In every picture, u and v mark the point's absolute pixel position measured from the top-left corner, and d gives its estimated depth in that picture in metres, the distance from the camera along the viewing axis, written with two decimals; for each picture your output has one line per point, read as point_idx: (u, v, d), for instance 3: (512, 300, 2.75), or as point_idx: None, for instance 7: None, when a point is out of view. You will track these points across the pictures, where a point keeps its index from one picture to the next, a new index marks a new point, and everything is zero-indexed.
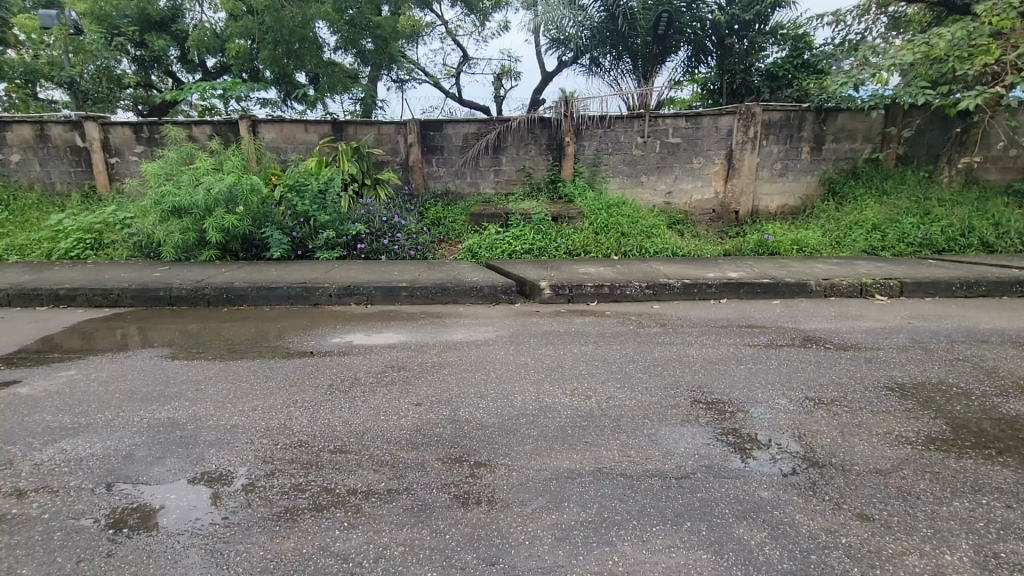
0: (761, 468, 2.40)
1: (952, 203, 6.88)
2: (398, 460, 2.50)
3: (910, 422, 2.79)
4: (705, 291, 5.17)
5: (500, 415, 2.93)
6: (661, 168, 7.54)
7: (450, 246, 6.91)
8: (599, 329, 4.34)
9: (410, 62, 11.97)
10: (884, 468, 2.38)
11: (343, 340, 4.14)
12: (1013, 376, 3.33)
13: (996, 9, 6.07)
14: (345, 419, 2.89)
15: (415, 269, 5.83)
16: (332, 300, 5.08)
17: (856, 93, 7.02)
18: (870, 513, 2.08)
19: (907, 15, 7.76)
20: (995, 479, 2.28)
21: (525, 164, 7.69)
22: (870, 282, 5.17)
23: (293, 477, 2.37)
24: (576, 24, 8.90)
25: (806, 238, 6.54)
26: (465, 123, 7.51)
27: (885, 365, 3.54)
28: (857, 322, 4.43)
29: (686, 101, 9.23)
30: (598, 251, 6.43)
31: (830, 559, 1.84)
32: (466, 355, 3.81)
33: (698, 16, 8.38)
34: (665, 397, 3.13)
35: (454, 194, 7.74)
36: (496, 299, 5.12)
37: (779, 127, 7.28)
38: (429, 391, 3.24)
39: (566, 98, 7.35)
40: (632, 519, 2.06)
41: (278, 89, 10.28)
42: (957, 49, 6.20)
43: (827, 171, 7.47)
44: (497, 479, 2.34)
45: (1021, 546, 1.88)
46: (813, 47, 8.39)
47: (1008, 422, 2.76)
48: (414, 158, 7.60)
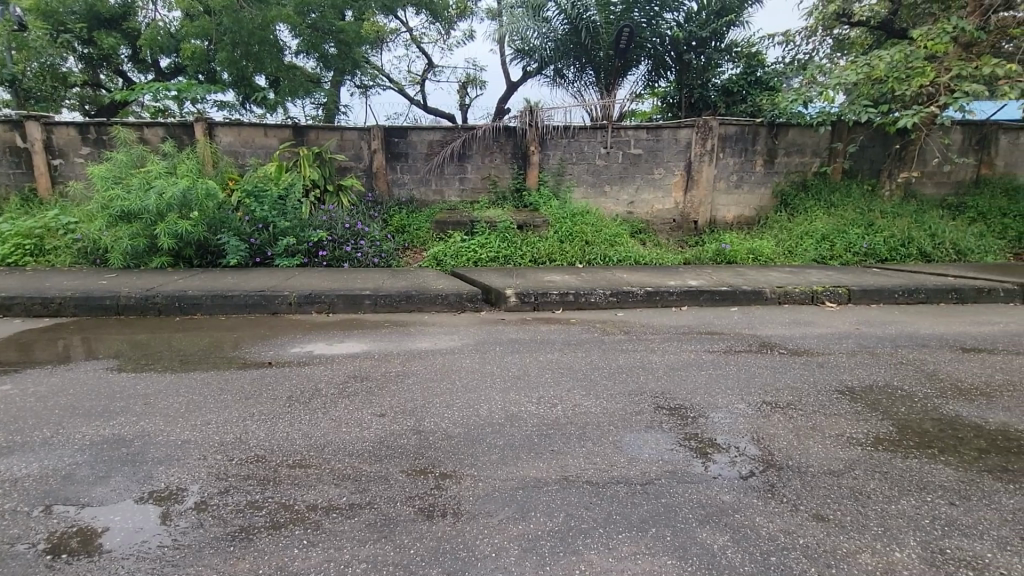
0: (722, 472, 2.46)
1: (893, 215, 7.29)
2: (361, 473, 2.44)
3: (860, 424, 2.92)
4: (666, 298, 5.29)
5: (466, 424, 2.91)
6: (623, 178, 7.69)
7: (415, 254, 6.84)
8: (565, 337, 4.37)
9: (374, 68, 11.86)
10: (837, 469, 2.48)
11: (304, 349, 4.03)
12: (952, 379, 3.53)
13: (930, 35, 6.53)
14: (305, 432, 2.81)
15: (378, 277, 5.73)
16: (292, 308, 4.94)
17: (805, 109, 7.42)
18: (824, 513, 2.16)
19: (851, 38, 8.24)
20: (938, 477, 2.41)
21: (490, 173, 7.71)
22: (821, 290, 5.41)
23: (249, 494, 2.27)
24: (540, 35, 9.03)
25: (761, 247, 6.80)
26: (430, 130, 7.48)
27: (835, 369, 3.70)
28: (809, 328, 4.62)
29: (647, 114, 9.48)
30: (563, 259, 6.49)
31: (789, 560, 1.90)
32: (432, 364, 3.77)
33: (658, 32, 8.65)
34: (629, 403, 3.18)
35: (419, 201, 7.67)
36: (461, 307, 5.09)
37: (734, 140, 7.57)
38: (394, 401, 3.18)
39: (530, 108, 7.43)
40: (598, 528, 2.07)
41: (236, 92, 10.01)
42: (895, 71, 6.56)
43: (780, 183, 7.79)
44: (463, 490, 2.31)
45: (965, 542, 1.99)
46: (765, 65, 8.79)
47: (948, 422, 2.93)
48: (378, 165, 7.50)
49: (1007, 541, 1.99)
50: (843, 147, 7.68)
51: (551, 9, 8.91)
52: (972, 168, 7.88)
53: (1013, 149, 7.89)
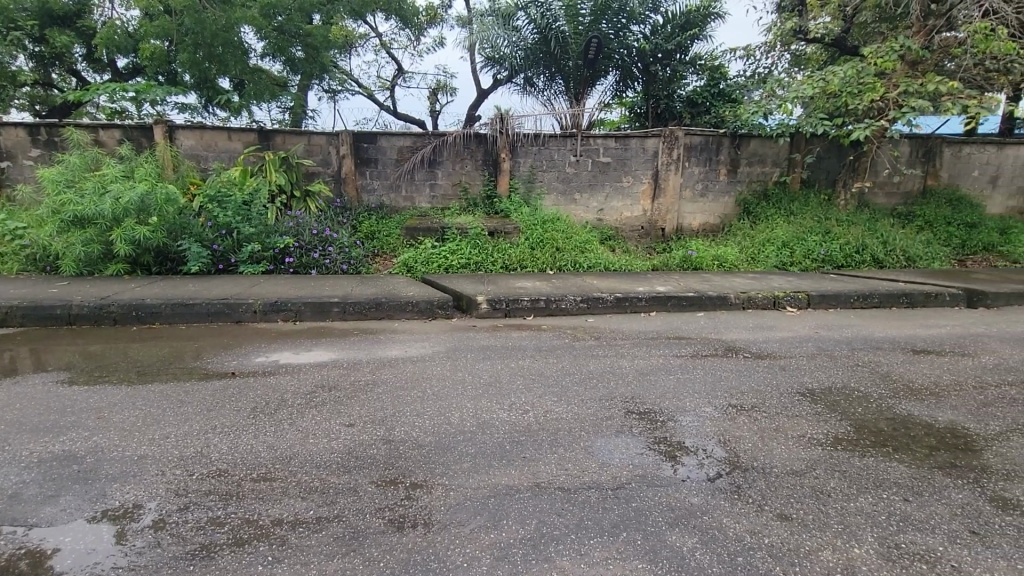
0: (691, 475, 2.50)
1: (848, 223, 7.60)
2: (328, 485, 2.38)
3: (820, 424, 3.03)
4: (636, 304, 5.37)
5: (437, 432, 2.88)
6: (593, 186, 7.80)
7: (384, 260, 6.75)
8: (537, 343, 4.38)
9: (343, 72, 11.70)
10: (799, 469, 2.56)
11: (269, 359, 3.92)
12: (904, 379, 3.70)
13: (880, 52, 6.83)
14: (270, 444, 2.72)
15: (347, 284, 5.63)
16: (257, 317, 4.81)
17: (765, 121, 7.65)
18: (788, 513, 2.22)
19: (806, 54, 8.62)
20: (893, 474, 2.51)
21: (461, 179, 7.70)
22: (782, 295, 5.60)
23: (209, 510, 2.18)
24: (510, 44, 9.11)
25: (725, 254, 6.99)
26: (400, 136, 7.43)
27: (797, 372, 3.83)
28: (772, 332, 4.77)
29: (615, 123, 9.65)
30: (534, 266, 6.53)
31: (755, 560, 1.94)
32: (403, 371, 3.73)
33: (625, 43, 8.85)
34: (600, 409, 3.21)
35: (388, 208, 7.59)
36: (432, 314, 5.04)
37: (699, 150, 7.78)
38: (363, 411, 3.12)
39: (501, 115, 7.47)
40: (570, 534, 2.07)
41: (198, 94, 9.72)
42: (848, 85, 6.89)
43: (743, 192, 8.05)
44: (434, 500, 2.28)
45: (918, 536, 2.08)
46: (727, 77, 9.10)
47: (901, 421, 3.06)
48: (347, 170, 7.40)
49: (957, 534, 2.09)
50: (801, 158, 8.00)
51: (521, 18, 9.01)
52: (920, 179, 8.31)
53: (957, 161, 8.34)
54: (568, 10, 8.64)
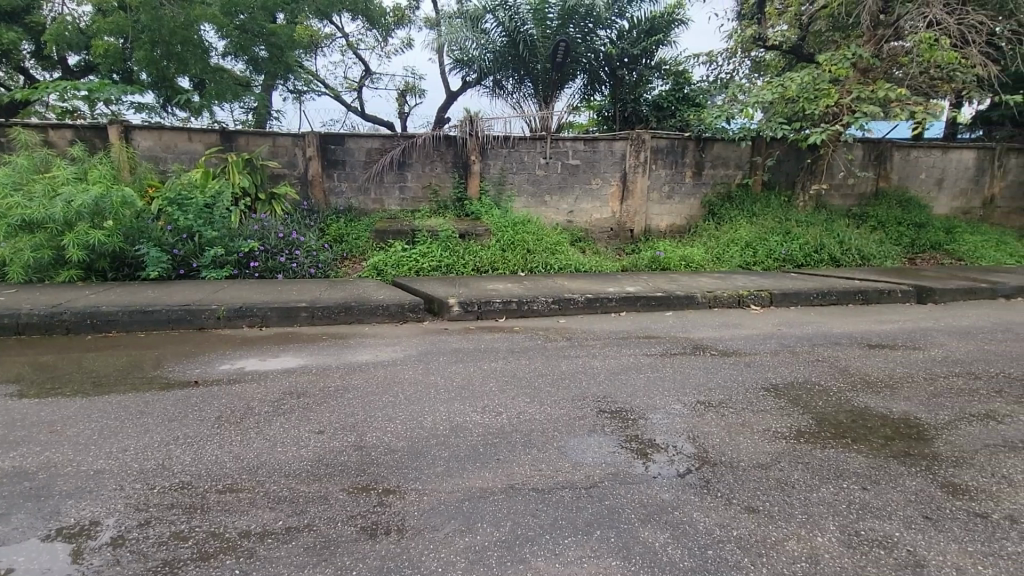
0: (661, 471, 2.55)
1: (807, 223, 7.88)
2: (299, 494, 2.32)
3: (784, 418, 3.13)
4: (606, 304, 5.43)
5: (410, 437, 2.85)
6: (562, 188, 7.87)
7: (353, 263, 6.64)
8: (509, 345, 4.40)
9: (308, 73, 11.48)
10: (765, 462, 2.64)
11: (234, 366, 3.81)
12: (861, 373, 3.87)
13: (833, 60, 7.20)
14: (236, 454, 2.64)
15: (315, 288, 5.52)
16: (221, 323, 4.66)
17: (728, 125, 7.86)
18: (755, 505, 2.29)
19: (766, 60, 8.92)
20: (852, 464, 2.62)
21: (431, 181, 7.65)
22: (746, 294, 5.76)
23: (172, 525, 2.10)
24: (478, 46, 9.12)
25: (692, 255, 7.15)
26: (368, 138, 7.34)
27: (762, 368, 3.94)
28: (737, 330, 4.90)
29: (584, 126, 9.74)
30: (506, 268, 6.54)
31: (724, 552, 1.99)
32: (374, 376, 3.68)
33: (592, 47, 8.97)
34: (573, 408, 3.24)
35: (357, 210, 7.47)
36: (403, 317, 4.99)
37: (665, 153, 7.95)
38: (333, 417, 3.06)
39: (470, 117, 7.46)
40: (545, 534, 2.08)
41: (156, 94, 9.38)
42: (805, 91, 7.19)
43: (708, 194, 8.26)
44: (407, 505, 2.26)
45: (877, 523, 2.17)
46: (691, 82, 9.32)
47: (859, 414, 3.19)
48: (314, 173, 7.26)
49: (912, 519, 2.19)
50: (762, 160, 8.26)
51: (489, 21, 9.04)
52: (872, 181, 8.69)
53: (906, 164, 8.76)
54: (536, 13, 8.72)
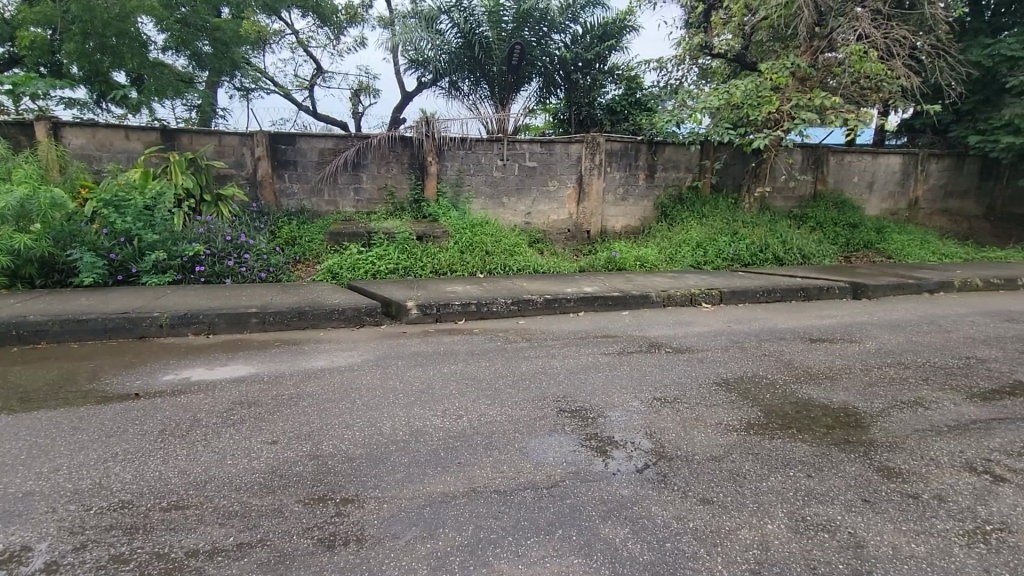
0: (621, 468, 2.60)
1: (753, 224, 8.24)
2: (250, 508, 2.23)
3: (735, 411, 3.26)
4: (565, 305, 5.50)
5: (368, 444, 2.79)
6: (520, 190, 7.91)
7: (307, 267, 6.43)
8: (469, 347, 4.38)
9: (256, 70, 11.07)
10: (718, 455, 2.73)
11: (179, 376, 3.61)
12: (804, 366, 4.08)
13: (774, 69, 7.56)
14: (181, 470, 2.50)
15: (265, 292, 5.32)
16: (163, 331, 4.41)
17: (678, 130, 8.23)
18: (709, 497, 2.36)
19: (712, 68, 9.29)
20: (798, 453, 2.75)
21: (387, 182, 7.52)
22: (697, 292, 5.96)
23: (112, 548, 1.97)
24: (434, 47, 9.05)
25: (646, 255, 7.34)
26: (321, 137, 7.15)
27: (713, 364, 4.09)
28: (691, 327, 5.07)
29: (540, 129, 9.83)
30: (464, 270, 6.50)
31: (682, 544, 2.05)
32: (331, 383, 3.58)
33: (547, 51, 9.08)
34: (533, 409, 3.25)
35: (310, 212, 7.25)
36: (360, 321, 4.88)
37: (619, 155, 8.13)
38: (287, 426, 2.96)
39: (427, 118, 7.40)
40: (507, 536, 2.08)
41: (89, 89, 8.83)
42: (749, 98, 7.54)
43: (660, 196, 8.50)
44: (366, 514, 2.21)
45: (821, 509, 2.29)
46: (643, 87, 9.58)
47: (803, 405, 3.36)
48: (264, 173, 7.01)
49: (852, 503, 2.33)
50: (711, 164, 8.59)
51: (444, 22, 9.00)
52: (810, 184, 9.19)
53: (841, 168, 9.31)
54: (491, 16, 8.75)
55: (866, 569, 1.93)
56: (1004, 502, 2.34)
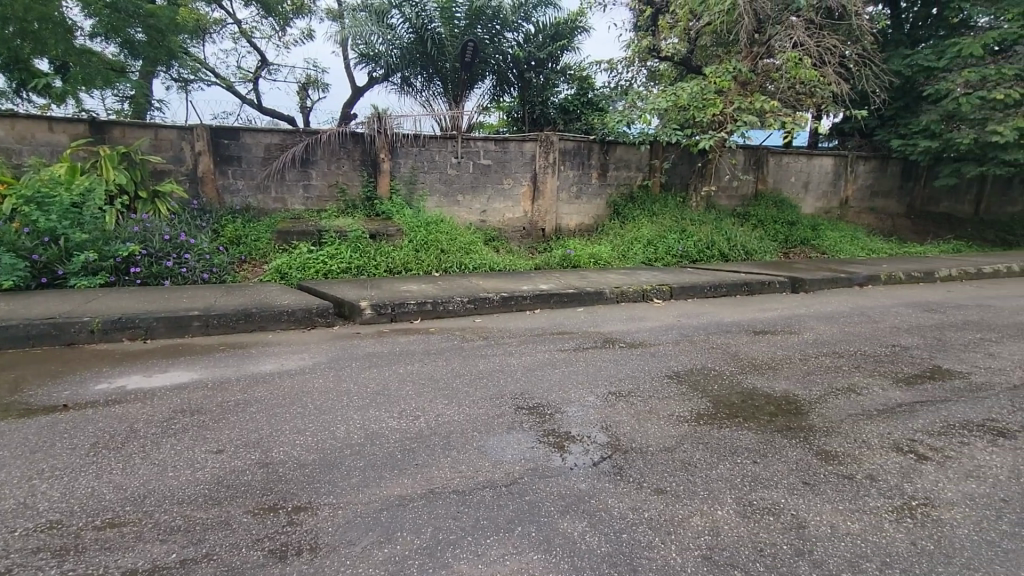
0: (578, 462, 2.64)
1: (700, 222, 8.54)
2: (195, 522, 2.11)
3: (686, 403, 3.36)
4: (521, 302, 5.52)
5: (321, 449, 2.70)
6: (474, 188, 7.88)
7: (253, 267, 6.17)
8: (425, 346, 4.32)
9: (195, 61, 10.52)
10: (670, 445, 2.82)
11: (113, 385, 3.38)
12: (749, 357, 4.27)
13: (718, 73, 7.87)
14: (118, 484, 2.34)
15: (208, 294, 5.06)
16: (95, 337, 4.12)
17: (628, 130, 8.46)
18: (663, 487, 2.43)
19: (660, 70, 9.57)
20: (744, 441, 2.88)
21: (337, 180, 7.32)
22: (649, 289, 6.13)
23: (40, 572, 1.82)
24: (385, 41, 8.87)
25: (599, 253, 7.47)
26: (266, 132, 6.87)
27: (665, 357, 4.21)
28: (643, 323, 5.19)
29: (494, 127, 9.82)
30: (419, 269, 6.42)
31: (637, 534, 2.10)
32: (282, 387, 3.44)
33: (500, 49, 9.10)
34: (491, 407, 3.25)
35: (256, 210, 6.95)
36: (311, 323, 4.72)
37: (572, 154, 8.25)
38: (234, 434, 2.82)
39: (378, 114, 7.25)
40: (466, 537, 2.07)
41: (6, 77, 8.15)
42: (694, 100, 7.82)
43: (612, 195, 8.68)
44: (320, 522, 2.14)
45: (766, 493, 2.40)
46: (594, 87, 9.75)
47: (749, 394, 3.51)
48: (205, 169, 6.66)
49: (794, 486, 2.45)
50: (660, 164, 8.85)
51: (395, 16, 8.84)
52: (752, 184, 9.63)
53: (779, 168, 9.80)
54: (443, 12, 8.67)
55: (807, 548, 2.04)
56: (927, 478, 2.53)
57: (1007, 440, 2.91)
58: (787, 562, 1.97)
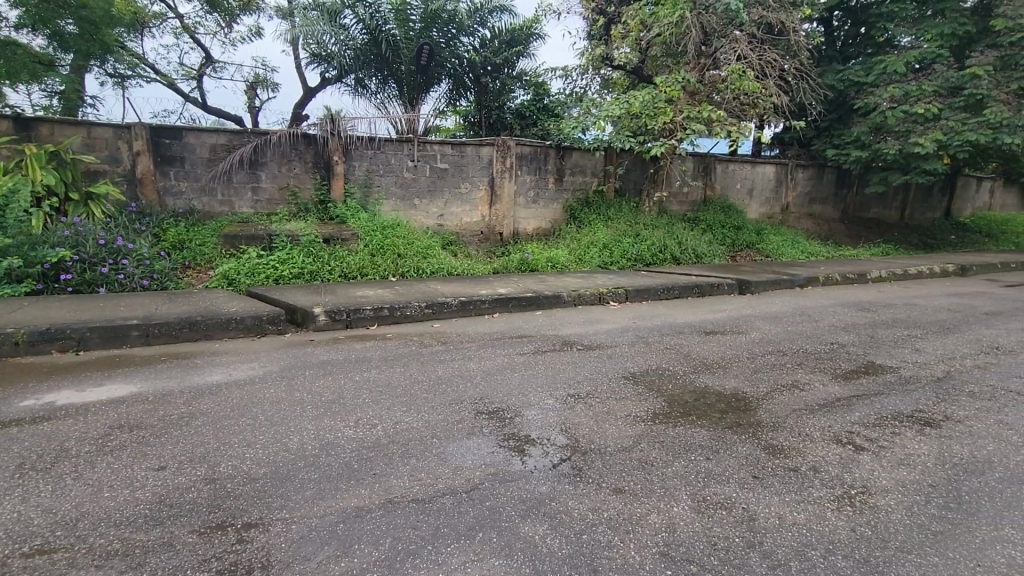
0: (537, 465, 2.64)
1: (653, 226, 8.78)
2: (135, 545, 1.98)
3: (642, 403, 3.44)
4: (479, 306, 5.50)
5: (273, 461, 2.59)
6: (432, 192, 7.81)
7: (198, 273, 5.88)
8: (381, 353, 4.23)
9: (132, 55, 9.97)
10: (628, 445, 2.87)
11: (43, 400, 3.14)
12: (700, 357, 4.41)
13: (668, 82, 8.14)
14: (48, 508, 2.17)
15: (149, 302, 4.78)
16: (20, 350, 3.81)
17: (583, 136, 8.62)
18: (621, 486, 2.47)
19: (613, 78, 9.81)
20: (697, 438, 2.97)
21: (289, 182, 7.09)
22: (605, 291, 6.25)
23: None
24: (338, 42, 8.69)
25: (557, 256, 7.56)
26: (212, 132, 6.60)
27: (622, 359, 4.30)
28: (600, 325, 5.28)
29: (450, 131, 9.78)
30: (375, 273, 6.30)
31: (597, 534, 2.12)
32: (232, 397, 3.30)
33: (456, 53, 9.09)
34: (450, 413, 3.21)
35: (201, 213, 6.64)
36: (261, 330, 4.54)
37: (529, 159, 8.32)
38: (177, 450, 2.67)
39: (331, 116, 7.09)
40: (426, 546, 2.03)
41: None
42: (646, 108, 8.05)
43: (569, 200, 8.81)
44: (271, 538, 2.05)
45: (718, 487, 2.48)
46: (550, 94, 9.89)
47: (702, 393, 3.63)
48: (144, 169, 6.31)
49: (744, 480, 2.55)
50: (614, 170, 9.06)
51: (348, 16, 8.66)
52: (701, 190, 9.99)
53: (726, 175, 10.22)
54: (397, 14, 8.58)
55: (758, 540, 2.12)
56: (863, 467, 2.68)
57: (934, 429, 3.13)
58: (739, 554, 2.03)
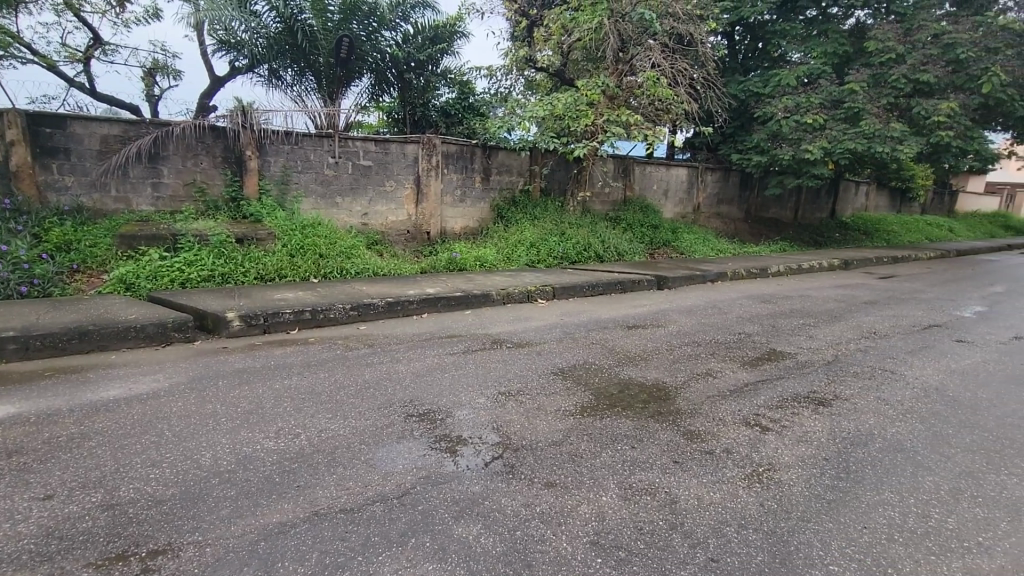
0: (470, 464, 2.63)
1: (577, 225, 9.03)
2: None
3: (571, 397, 3.53)
4: (407, 307, 5.39)
5: (182, 480, 2.39)
6: (355, 190, 7.54)
7: (89, 277, 5.30)
8: (303, 358, 4.03)
9: (4, 33, 8.80)
10: (559, 439, 2.93)
11: None
12: (623, 350, 4.60)
13: (589, 86, 8.39)
14: None
15: (28, 310, 4.24)
16: None
17: (508, 136, 8.70)
18: (553, 480, 2.52)
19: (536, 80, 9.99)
20: (622, 428, 3.09)
21: (195, 178, 6.57)
22: (534, 289, 6.34)
23: None
24: (248, 29, 8.17)
25: (485, 255, 7.57)
26: (103, 122, 5.97)
27: (550, 355, 4.39)
28: (527, 322, 5.36)
29: (373, 127, 9.52)
30: (294, 275, 5.98)
31: (530, 529, 2.15)
32: (137, 413, 3.00)
33: (378, 47, 8.84)
34: (379, 417, 3.12)
35: (92, 211, 5.99)
36: (167, 339, 4.18)
37: (455, 158, 8.27)
38: (68, 475, 2.38)
39: (242, 108, 6.64)
40: (356, 557, 1.95)
41: None
42: (569, 110, 8.27)
43: (495, 199, 8.85)
44: (182, 564, 1.89)
45: (644, 474, 2.60)
46: (474, 93, 9.89)
47: (627, 385, 3.78)
48: (20, 161, 5.56)
49: (665, 465, 2.68)
50: (539, 170, 9.23)
51: (259, 3, 8.16)
52: (620, 190, 10.41)
53: (644, 176, 10.72)
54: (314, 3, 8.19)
55: (680, 521, 2.24)
56: (769, 446, 2.92)
57: (826, 407, 3.46)
58: (663, 536, 2.14)
